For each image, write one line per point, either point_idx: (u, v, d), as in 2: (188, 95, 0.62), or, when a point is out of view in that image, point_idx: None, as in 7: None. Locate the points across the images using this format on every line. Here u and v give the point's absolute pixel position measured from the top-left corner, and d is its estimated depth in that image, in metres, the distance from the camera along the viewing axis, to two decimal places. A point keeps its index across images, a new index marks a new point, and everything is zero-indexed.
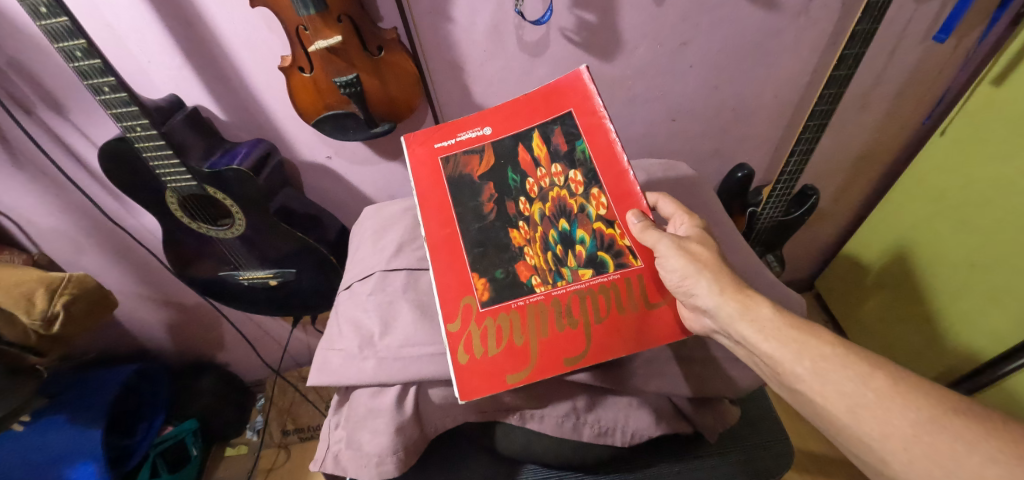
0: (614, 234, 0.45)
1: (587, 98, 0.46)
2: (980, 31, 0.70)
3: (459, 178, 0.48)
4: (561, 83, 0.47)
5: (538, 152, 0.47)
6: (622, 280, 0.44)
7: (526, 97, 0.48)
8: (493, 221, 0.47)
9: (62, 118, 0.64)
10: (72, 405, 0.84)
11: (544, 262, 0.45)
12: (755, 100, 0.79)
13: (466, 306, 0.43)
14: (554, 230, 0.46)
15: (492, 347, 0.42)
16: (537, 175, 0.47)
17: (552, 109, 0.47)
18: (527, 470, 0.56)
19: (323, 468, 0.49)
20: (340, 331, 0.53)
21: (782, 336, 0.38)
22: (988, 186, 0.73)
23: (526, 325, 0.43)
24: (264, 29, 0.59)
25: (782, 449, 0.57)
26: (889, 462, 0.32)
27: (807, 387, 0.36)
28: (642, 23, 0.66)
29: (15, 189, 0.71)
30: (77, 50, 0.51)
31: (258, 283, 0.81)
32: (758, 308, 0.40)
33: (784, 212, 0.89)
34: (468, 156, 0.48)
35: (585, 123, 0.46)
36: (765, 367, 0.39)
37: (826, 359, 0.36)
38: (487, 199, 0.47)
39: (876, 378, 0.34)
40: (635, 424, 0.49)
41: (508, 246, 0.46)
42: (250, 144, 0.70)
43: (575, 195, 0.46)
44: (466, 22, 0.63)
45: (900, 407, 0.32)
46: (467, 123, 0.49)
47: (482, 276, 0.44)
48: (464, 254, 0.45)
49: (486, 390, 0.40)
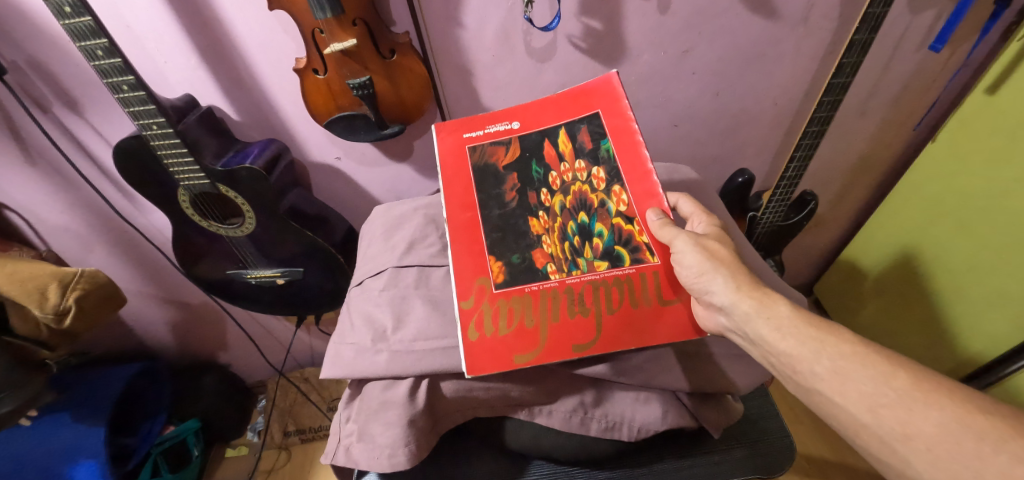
0: (633, 230, 0.46)
1: (616, 101, 0.47)
2: (972, 42, 0.72)
3: (484, 166, 0.50)
4: (590, 85, 0.49)
5: (563, 148, 0.49)
6: (637, 275, 0.45)
7: (557, 96, 0.50)
8: (514, 208, 0.49)
9: (78, 116, 0.66)
10: (77, 403, 0.85)
11: (561, 251, 0.46)
12: (755, 107, 0.82)
13: (480, 287, 0.45)
14: (573, 222, 0.47)
15: (503, 328, 0.43)
16: (561, 169, 0.49)
17: (580, 109, 0.48)
18: (533, 465, 0.57)
19: (335, 461, 0.50)
20: (352, 325, 0.54)
21: (800, 334, 0.39)
22: (983, 194, 0.74)
23: (538, 309, 0.44)
24: (280, 31, 0.61)
25: (785, 446, 0.58)
26: (912, 462, 0.33)
27: (825, 384, 0.37)
28: (646, 30, 0.68)
29: (28, 186, 0.72)
30: (98, 49, 0.52)
31: (266, 282, 0.82)
32: (776, 306, 0.41)
33: (783, 218, 0.91)
34: (494, 147, 0.50)
35: (611, 124, 0.47)
36: (777, 362, 0.40)
37: (844, 357, 0.37)
38: (510, 188, 0.49)
39: (897, 377, 0.35)
40: (642, 418, 0.50)
41: (526, 233, 0.48)
42: (261, 144, 0.71)
43: (597, 190, 0.47)
44: (475, 28, 0.65)
45: (923, 407, 0.33)
46: (495, 117, 0.51)
47: (499, 260, 0.46)
48: (483, 237, 0.47)
49: (494, 368, 0.42)
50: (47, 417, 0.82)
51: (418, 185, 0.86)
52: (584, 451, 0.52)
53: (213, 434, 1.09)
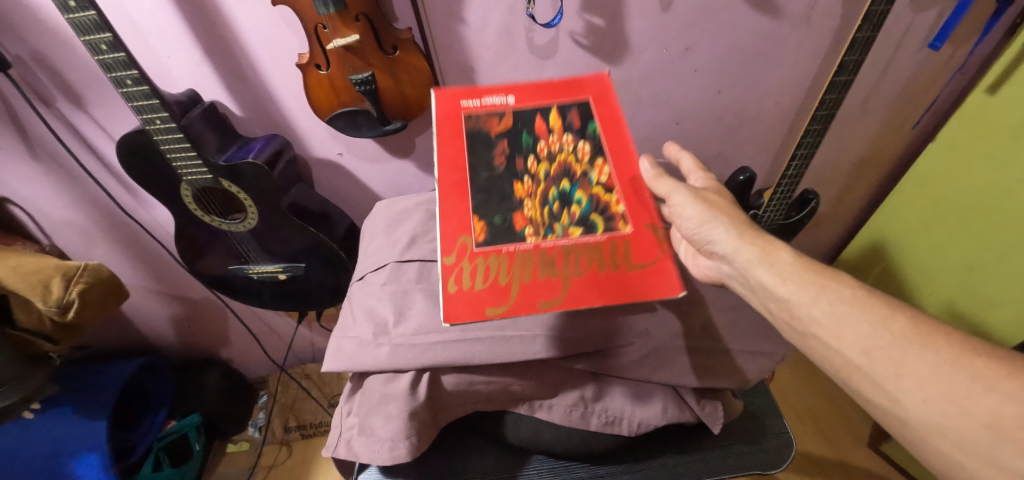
0: (609, 202, 0.47)
1: (607, 93, 0.50)
2: (975, 40, 0.72)
3: (476, 131, 0.48)
4: (585, 76, 0.51)
5: (553, 122, 0.49)
6: (609, 242, 0.45)
7: (552, 76, 0.50)
8: (500, 173, 0.47)
9: (82, 111, 0.66)
10: (80, 396, 0.85)
11: (540, 216, 0.46)
12: (757, 104, 0.82)
13: (462, 244, 0.44)
14: (554, 189, 0.48)
15: (480, 282, 0.43)
16: (549, 140, 0.49)
17: (571, 92, 0.49)
18: (533, 460, 0.57)
19: (335, 453, 0.50)
20: (353, 320, 0.54)
21: (800, 278, 0.40)
22: (984, 193, 0.75)
23: (512, 268, 0.44)
24: (283, 27, 0.61)
25: (783, 441, 0.59)
26: (900, 400, 0.34)
27: (822, 328, 0.38)
28: (648, 27, 0.69)
29: (32, 180, 0.72)
30: (103, 43, 0.53)
31: (268, 277, 0.82)
32: (777, 253, 0.42)
33: (784, 216, 0.90)
34: (489, 116, 0.48)
35: (600, 109, 0.49)
36: (774, 306, 0.42)
37: (843, 300, 0.38)
38: (499, 153, 0.48)
39: (897, 321, 0.36)
40: (642, 414, 0.50)
41: (509, 196, 0.47)
42: (263, 140, 0.71)
43: (580, 162, 0.49)
44: (478, 24, 0.65)
45: (918, 348, 0.35)
46: (494, 87, 0.49)
47: (481, 220, 0.45)
48: (469, 198, 0.46)
49: (466, 318, 0.41)
50: (49, 411, 0.83)
51: (419, 181, 0.86)
52: (584, 446, 0.52)
53: (214, 429, 1.10)
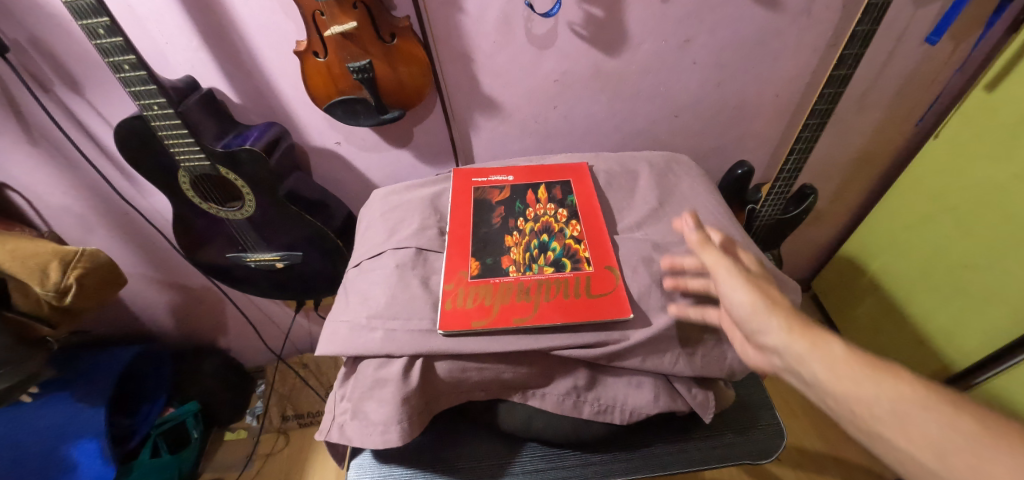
0: (579, 249, 0.56)
1: (583, 177, 0.65)
2: (977, 36, 0.72)
3: (482, 200, 0.62)
4: (567, 165, 0.68)
5: (541, 195, 0.63)
6: (574, 278, 0.53)
7: (540, 166, 0.68)
8: (496, 229, 0.59)
9: (79, 96, 0.66)
10: (78, 382, 0.86)
11: (522, 258, 0.55)
12: (756, 98, 0.81)
13: (460, 276, 0.53)
14: (536, 240, 0.58)
15: (470, 302, 0.50)
16: (536, 207, 0.61)
17: (556, 175, 0.65)
18: (526, 448, 0.58)
19: (328, 437, 0.51)
20: (348, 303, 0.55)
21: (856, 374, 0.35)
22: (982, 191, 0.74)
23: (497, 293, 0.51)
24: (280, 13, 0.61)
25: (774, 432, 0.59)
26: None
27: (887, 431, 0.33)
28: (649, 18, 0.68)
29: (29, 165, 0.72)
30: (100, 27, 0.52)
31: (265, 265, 0.82)
32: (828, 347, 0.37)
33: (782, 211, 0.90)
34: (492, 189, 0.64)
35: (578, 188, 0.64)
36: (833, 405, 0.36)
37: (903, 396, 0.33)
38: (497, 216, 0.60)
39: (962, 419, 0.31)
40: (634, 402, 0.50)
41: (501, 244, 0.57)
42: (261, 127, 0.71)
43: (558, 222, 0.60)
44: (476, 13, 0.65)
45: (997, 452, 0.29)
46: (498, 170, 0.66)
47: (477, 260, 0.55)
48: (469, 248, 0.56)
49: (457, 328, 0.48)
50: (48, 396, 0.83)
51: (417, 171, 0.86)
52: (576, 433, 0.53)
53: (212, 418, 1.10)
